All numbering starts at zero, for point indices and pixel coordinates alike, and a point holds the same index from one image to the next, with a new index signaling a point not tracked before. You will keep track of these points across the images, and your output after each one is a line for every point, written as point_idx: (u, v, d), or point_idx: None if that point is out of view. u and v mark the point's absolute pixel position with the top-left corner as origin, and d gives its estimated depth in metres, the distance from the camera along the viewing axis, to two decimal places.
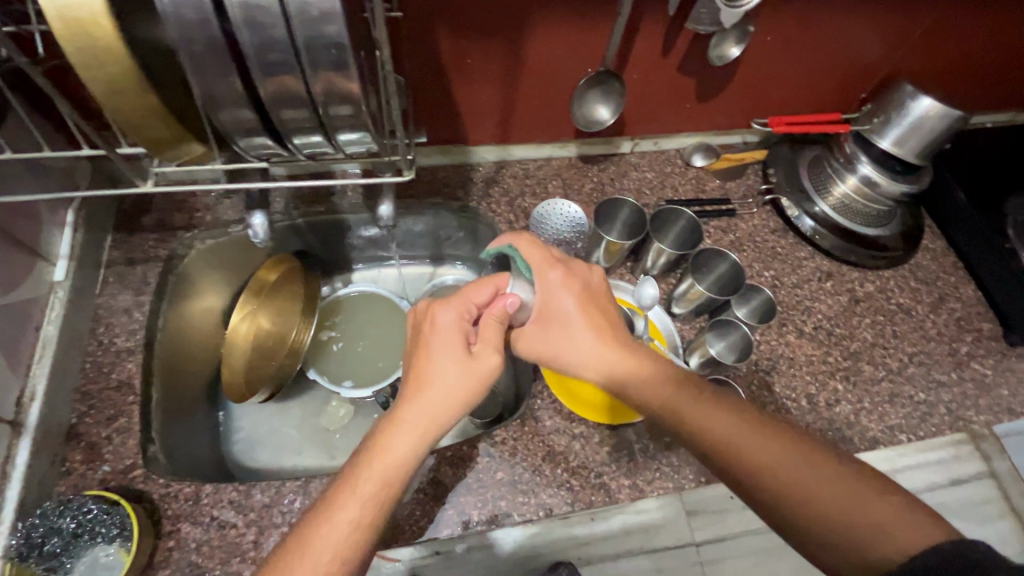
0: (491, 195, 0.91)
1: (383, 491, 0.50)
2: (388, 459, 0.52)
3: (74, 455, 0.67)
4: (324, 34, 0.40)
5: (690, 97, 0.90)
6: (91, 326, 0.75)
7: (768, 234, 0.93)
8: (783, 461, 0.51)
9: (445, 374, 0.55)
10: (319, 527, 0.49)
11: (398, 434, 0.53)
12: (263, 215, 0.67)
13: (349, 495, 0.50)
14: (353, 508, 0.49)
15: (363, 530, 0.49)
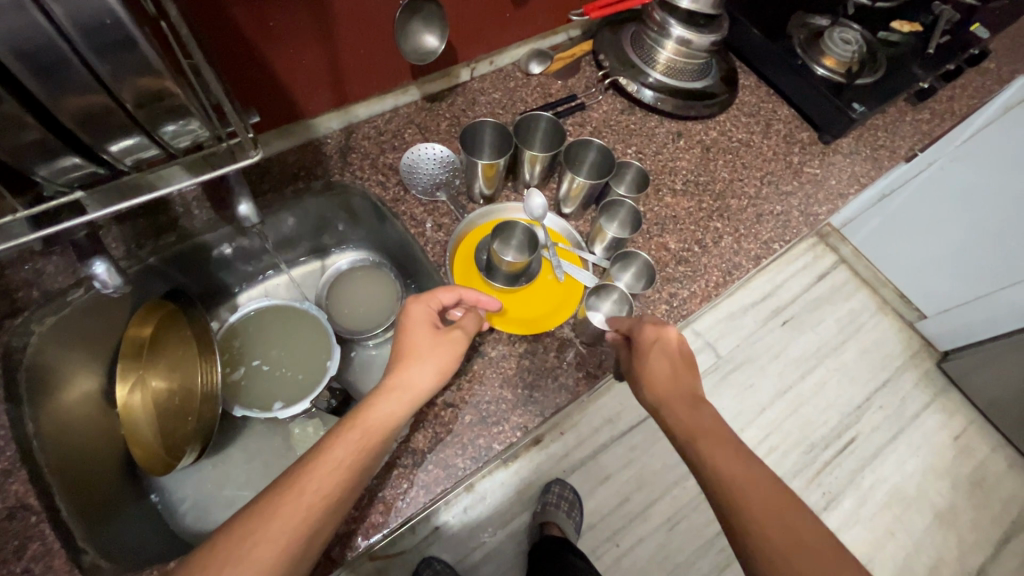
0: (352, 163, 0.87)
1: (367, 446, 0.57)
2: (370, 419, 0.58)
3: None
4: None
5: (506, 6, 0.90)
6: None
7: (619, 115, 0.99)
8: (769, 514, 0.53)
9: (419, 352, 0.64)
10: (309, 471, 0.54)
11: (386, 400, 0.60)
12: (105, 260, 0.60)
13: (338, 443, 0.56)
14: (340, 455, 0.55)
15: (343, 479, 0.54)
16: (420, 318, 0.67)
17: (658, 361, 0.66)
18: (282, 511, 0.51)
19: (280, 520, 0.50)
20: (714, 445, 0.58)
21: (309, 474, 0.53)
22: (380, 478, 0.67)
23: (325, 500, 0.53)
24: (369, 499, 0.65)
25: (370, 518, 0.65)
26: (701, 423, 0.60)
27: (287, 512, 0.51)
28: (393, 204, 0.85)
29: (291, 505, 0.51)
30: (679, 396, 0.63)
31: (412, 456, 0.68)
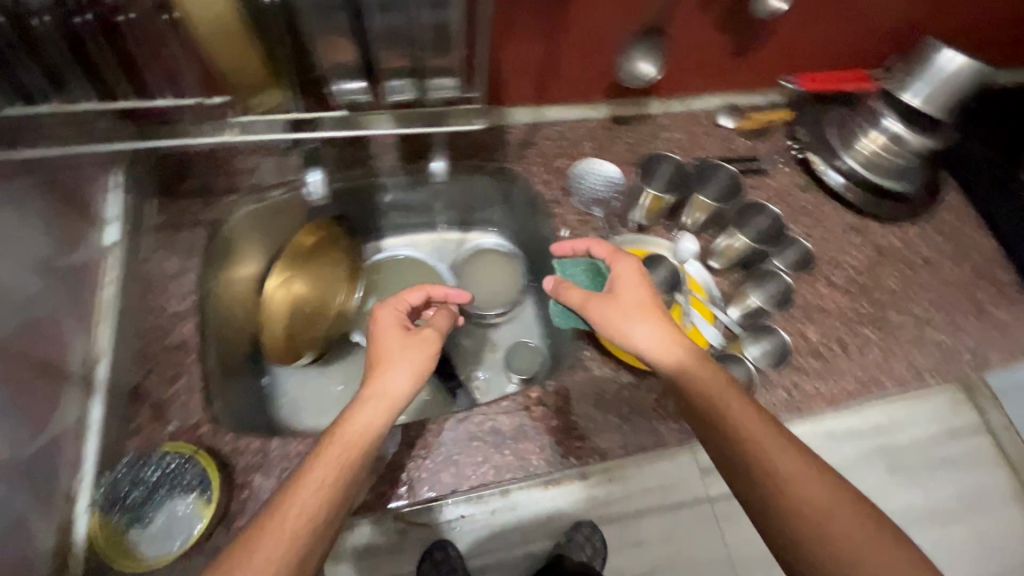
0: (528, 156, 0.92)
1: (350, 459, 0.52)
2: (351, 428, 0.55)
3: (140, 414, 0.66)
4: None
5: (724, 55, 0.90)
6: (143, 291, 0.74)
7: (797, 190, 0.96)
8: (833, 511, 0.49)
9: (395, 355, 0.61)
10: (292, 491, 0.49)
11: (364, 409, 0.56)
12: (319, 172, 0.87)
13: (317, 461, 0.51)
14: (319, 475, 0.50)
15: (329, 490, 0.50)
16: (387, 321, 0.65)
17: (634, 307, 0.65)
18: (270, 531, 0.47)
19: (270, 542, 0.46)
20: (764, 439, 0.53)
21: (289, 498, 0.48)
22: (459, 443, 0.70)
23: (313, 515, 0.48)
24: (444, 457, 0.69)
25: (440, 475, 0.68)
26: (719, 384, 0.58)
27: (276, 534, 0.46)
28: (550, 204, 0.89)
29: (279, 522, 0.47)
30: (665, 346, 0.62)
31: (494, 436, 0.71)
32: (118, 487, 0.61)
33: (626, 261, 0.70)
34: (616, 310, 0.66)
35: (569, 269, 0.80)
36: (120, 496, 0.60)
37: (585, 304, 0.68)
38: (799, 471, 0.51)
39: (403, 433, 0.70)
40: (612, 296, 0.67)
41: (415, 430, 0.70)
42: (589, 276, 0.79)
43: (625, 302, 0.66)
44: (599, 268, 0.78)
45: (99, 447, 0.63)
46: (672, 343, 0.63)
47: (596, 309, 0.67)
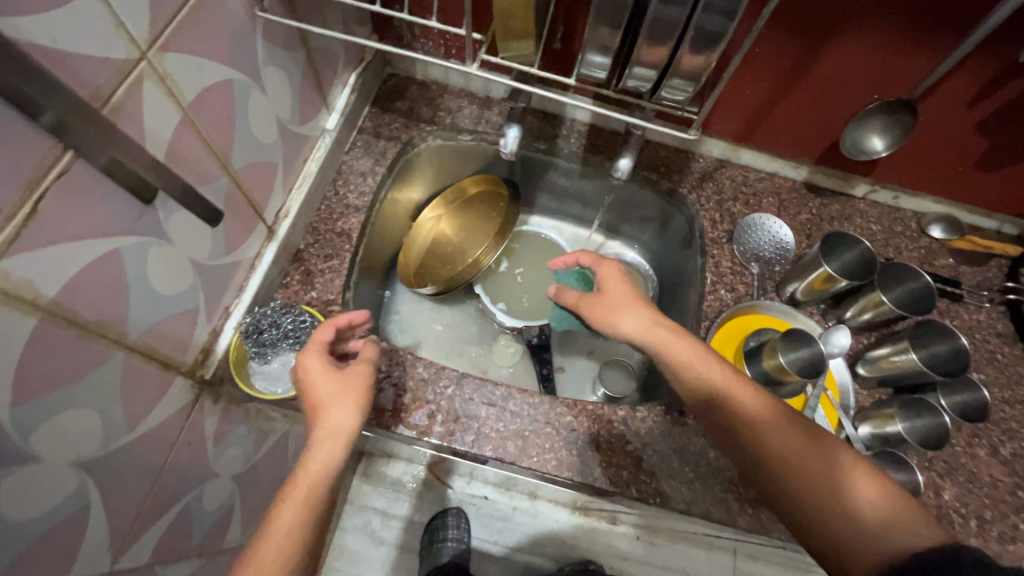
0: (704, 189, 0.90)
1: (320, 487, 0.55)
2: (309, 471, 0.56)
3: (294, 274, 0.77)
4: None
5: (969, 159, 0.80)
6: (334, 177, 0.85)
7: (992, 335, 0.83)
8: (817, 462, 0.56)
9: (329, 393, 0.60)
10: (266, 535, 0.52)
11: (319, 446, 0.57)
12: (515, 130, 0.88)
13: (283, 502, 0.54)
14: (290, 517, 0.53)
15: (292, 545, 0.52)
16: (310, 355, 0.62)
17: (621, 300, 0.67)
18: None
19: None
20: (764, 421, 0.58)
21: (252, 552, 0.51)
22: (534, 421, 0.71)
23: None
24: (516, 428, 0.71)
25: (506, 442, 0.70)
26: (721, 379, 0.61)
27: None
28: (709, 243, 0.86)
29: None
30: (650, 331, 0.64)
31: (568, 431, 0.71)
32: (261, 322, 0.69)
33: (605, 262, 0.71)
34: (612, 312, 0.67)
35: (563, 276, 0.93)
36: (258, 329, 0.69)
37: (578, 306, 0.71)
38: (783, 434, 0.57)
39: (489, 389, 0.73)
40: (600, 294, 0.69)
41: (500, 392, 0.73)
42: (580, 281, 0.91)
43: (612, 297, 0.68)
44: (587, 274, 0.90)
45: (260, 284, 0.72)
46: (665, 342, 0.63)
47: (594, 311, 0.69)
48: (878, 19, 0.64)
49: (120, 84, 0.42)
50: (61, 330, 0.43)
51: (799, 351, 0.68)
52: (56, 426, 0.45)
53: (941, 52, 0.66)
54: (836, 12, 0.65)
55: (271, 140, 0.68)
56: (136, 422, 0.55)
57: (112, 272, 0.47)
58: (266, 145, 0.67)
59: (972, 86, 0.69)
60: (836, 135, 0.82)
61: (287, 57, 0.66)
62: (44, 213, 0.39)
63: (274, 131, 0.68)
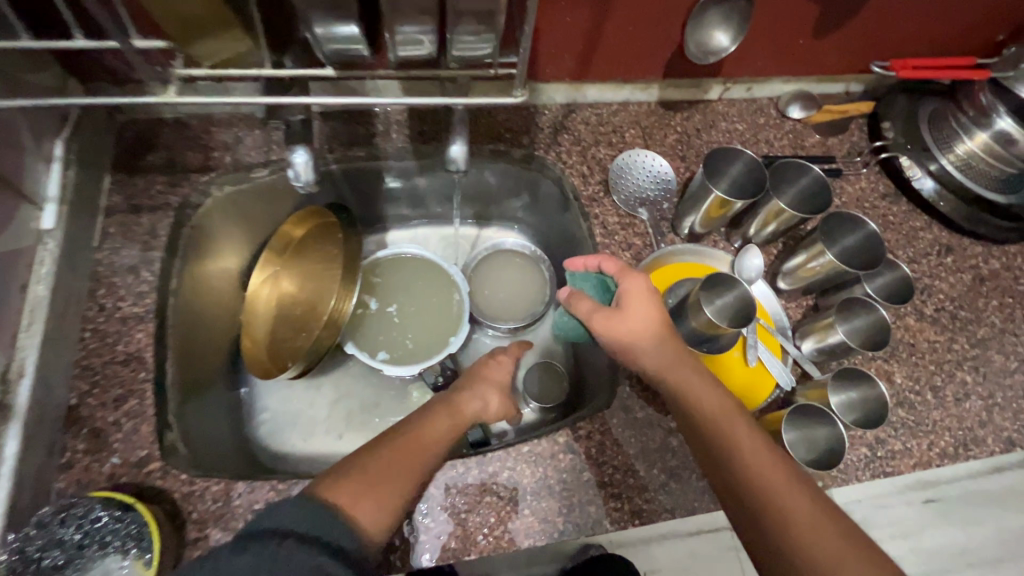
0: (561, 143, 0.77)
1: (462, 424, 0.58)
2: (461, 411, 0.58)
3: (75, 444, 0.54)
4: None
5: (805, 29, 0.74)
6: (91, 288, 0.61)
7: (878, 198, 0.81)
8: (786, 486, 0.46)
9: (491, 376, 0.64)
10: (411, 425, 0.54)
11: (483, 384, 0.63)
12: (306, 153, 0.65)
13: (440, 412, 0.57)
14: (443, 429, 0.55)
15: (441, 445, 0.54)
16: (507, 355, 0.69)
17: (642, 321, 0.55)
18: (378, 465, 0.49)
19: (389, 480, 0.49)
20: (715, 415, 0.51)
21: (403, 436, 0.53)
22: (468, 497, 0.57)
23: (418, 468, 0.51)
24: (451, 515, 0.56)
25: (445, 538, 0.55)
26: (679, 366, 0.53)
27: (394, 474, 0.49)
28: (588, 202, 0.74)
29: (401, 454, 0.51)
30: (673, 364, 0.53)
31: (512, 489, 0.57)
32: (31, 547, 0.47)
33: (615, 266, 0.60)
34: (628, 332, 0.55)
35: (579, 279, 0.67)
36: (33, 558, 0.47)
37: (590, 317, 0.57)
38: (750, 445, 0.48)
39: None
40: (618, 312, 0.56)
41: None
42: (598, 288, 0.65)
43: (634, 317, 0.55)
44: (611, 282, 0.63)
45: None
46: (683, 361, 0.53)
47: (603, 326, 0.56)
48: None
49: None
50: None
51: (725, 296, 0.60)
52: None
53: None
54: None
55: None
56: None
57: None
58: None
59: None
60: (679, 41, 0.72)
61: None
62: None
63: None
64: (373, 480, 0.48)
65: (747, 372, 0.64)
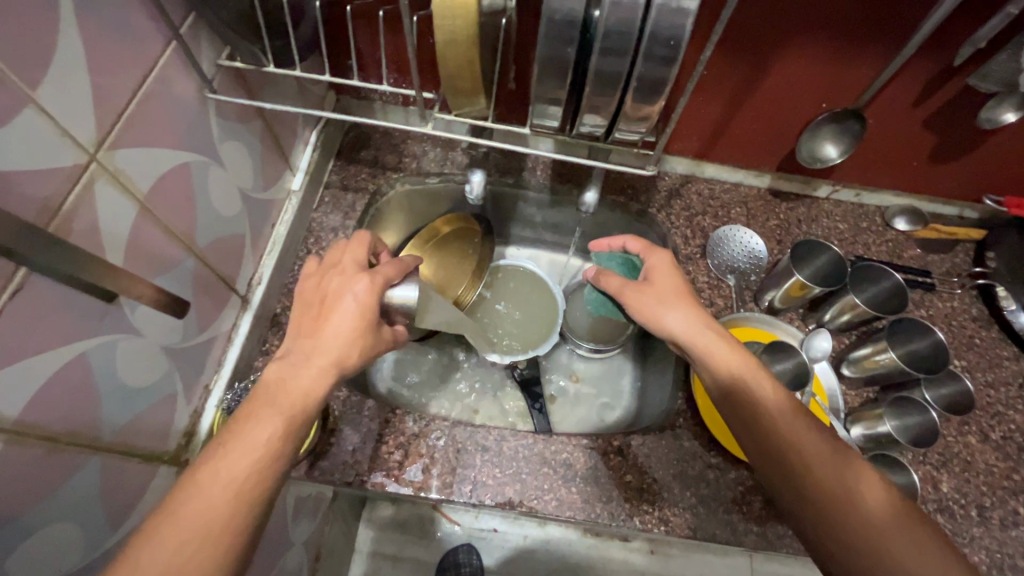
0: (673, 207, 0.91)
1: (292, 421, 0.48)
2: (292, 390, 0.50)
3: (273, 338, 0.76)
4: (669, 25, 0.39)
5: (920, 155, 0.82)
6: (304, 235, 0.85)
7: (968, 320, 0.85)
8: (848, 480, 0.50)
9: (335, 338, 0.52)
10: (224, 450, 0.45)
11: (298, 377, 0.50)
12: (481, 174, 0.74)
13: (260, 415, 0.47)
14: (268, 428, 0.46)
15: (266, 455, 0.45)
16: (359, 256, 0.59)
17: (668, 292, 0.65)
18: (195, 502, 0.42)
19: (204, 514, 0.42)
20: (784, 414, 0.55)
21: (218, 466, 0.43)
22: (529, 463, 0.71)
23: (250, 491, 0.44)
24: (513, 472, 0.70)
25: (504, 487, 0.69)
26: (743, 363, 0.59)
27: (212, 495, 0.42)
28: (683, 259, 0.87)
29: (213, 483, 0.43)
30: (694, 328, 0.62)
31: (565, 469, 0.70)
32: (243, 397, 0.66)
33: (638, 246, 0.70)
34: (655, 301, 0.64)
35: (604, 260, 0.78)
36: (241, 404, 0.65)
37: (621, 290, 0.67)
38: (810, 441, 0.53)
39: (480, 435, 0.72)
40: (647, 283, 0.66)
41: (493, 437, 0.72)
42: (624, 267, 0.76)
43: (660, 288, 0.65)
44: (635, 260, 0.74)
45: (238, 357, 0.70)
46: (709, 331, 0.62)
47: (633, 296, 0.66)
48: (815, 34, 0.66)
49: (69, 191, 0.42)
50: (31, 448, 0.42)
51: (782, 363, 0.70)
52: (34, 545, 0.43)
53: (878, 59, 0.68)
54: (774, 31, 0.67)
55: (236, 211, 0.67)
56: (121, 520, 0.53)
57: (79, 374, 0.46)
58: (230, 217, 0.66)
59: (914, 87, 0.71)
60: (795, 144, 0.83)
61: (242, 129, 0.66)
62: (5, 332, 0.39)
63: (237, 200, 0.67)
64: (168, 533, 0.40)
65: None
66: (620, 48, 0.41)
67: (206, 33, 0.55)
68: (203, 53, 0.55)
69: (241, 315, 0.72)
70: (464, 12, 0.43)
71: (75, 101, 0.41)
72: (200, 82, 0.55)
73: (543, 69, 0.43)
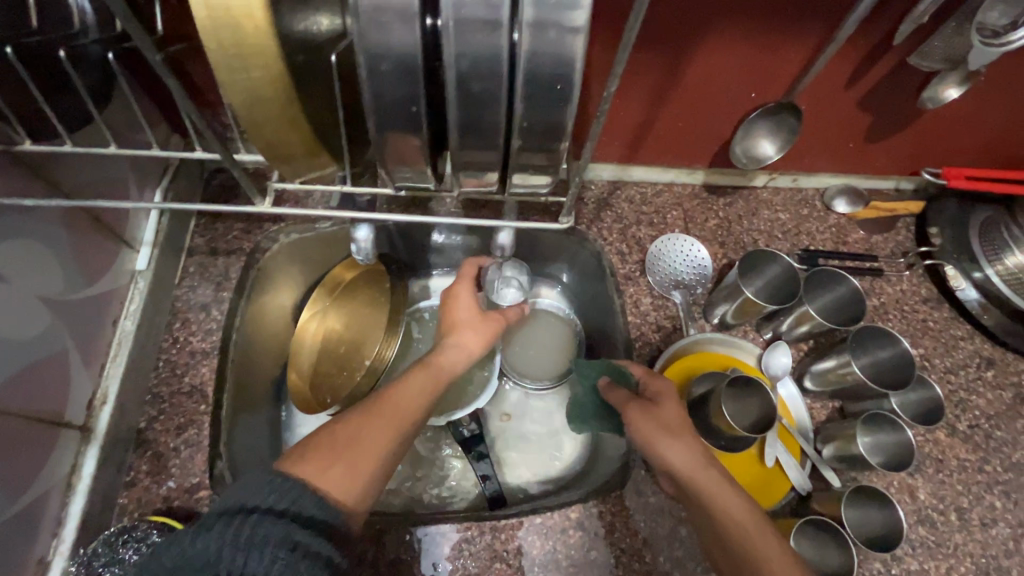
0: (603, 220, 0.81)
1: (438, 382, 0.55)
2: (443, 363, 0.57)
3: (139, 464, 0.61)
4: (552, 58, 0.29)
5: (857, 136, 0.75)
6: (168, 320, 0.68)
7: (920, 302, 0.80)
8: None
9: (468, 320, 0.62)
10: (387, 392, 0.52)
11: (452, 347, 0.59)
12: (368, 228, 0.60)
13: (420, 369, 0.55)
14: (422, 379, 0.54)
15: (420, 401, 0.52)
16: (467, 286, 0.64)
17: (676, 423, 0.54)
18: (358, 432, 0.48)
19: (385, 427, 0.49)
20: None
21: (387, 398, 0.51)
22: (479, 560, 0.60)
23: (397, 437, 0.49)
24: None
25: None
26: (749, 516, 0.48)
27: (383, 425, 0.49)
28: (623, 280, 0.77)
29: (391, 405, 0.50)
30: (700, 467, 0.51)
31: (521, 560, 0.60)
32: (93, 563, 0.51)
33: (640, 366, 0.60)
34: (660, 433, 0.53)
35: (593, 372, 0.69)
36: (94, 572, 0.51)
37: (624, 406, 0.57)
38: None
39: (417, 538, 0.60)
40: (654, 408, 0.55)
41: (431, 536, 0.61)
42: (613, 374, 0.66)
43: (666, 417, 0.54)
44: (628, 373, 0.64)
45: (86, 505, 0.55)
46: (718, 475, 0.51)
47: (637, 422, 0.54)
48: (740, 17, 0.57)
49: None
50: None
51: (751, 399, 0.62)
52: None
53: (808, 40, 0.59)
54: (691, 16, 0.57)
55: (42, 326, 0.51)
56: None
57: None
58: (33, 336, 0.50)
59: (847, 66, 0.63)
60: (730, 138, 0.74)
61: (32, 218, 0.50)
62: None
63: (42, 312, 0.51)
64: (361, 431, 0.48)
65: (763, 472, 0.65)
66: (488, 89, 0.31)
67: None
68: None
69: (84, 449, 0.57)
70: (263, 61, 0.30)
71: None
72: None
73: None
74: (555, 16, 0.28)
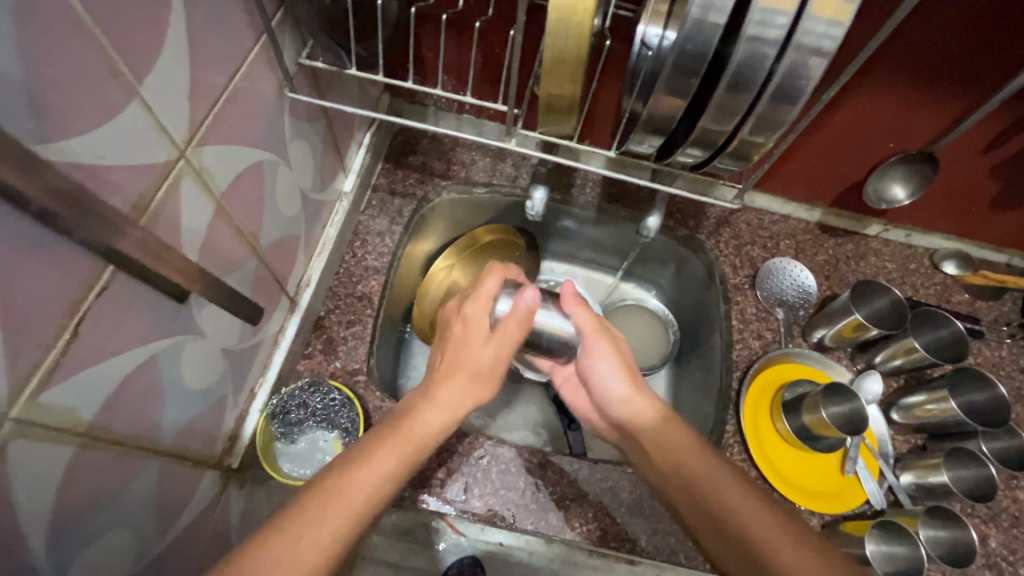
0: (721, 236, 0.89)
1: (412, 454, 0.53)
2: (423, 424, 0.55)
3: (316, 343, 0.74)
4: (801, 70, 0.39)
5: (982, 201, 0.81)
6: (350, 239, 0.82)
7: (1015, 371, 0.84)
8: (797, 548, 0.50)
9: (467, 367, 0.59)
10: (344, 481, 0.48)
11: (434, 407, 0.57)
12: (542, 191, 0.77)
13: (385, 444, 0.52)
14: (389, 464, 0.51)
15: (376, 493, 0.49)
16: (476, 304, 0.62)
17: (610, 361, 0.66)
18: (321, 520, 0.45)
19: (335, 508, 0.46)
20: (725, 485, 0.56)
21: (339, 484, 0.48)
22: (572, 489, 0.69)
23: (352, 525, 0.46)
24: (557, 498, 0.69)
25: (548, 512, 0.68)
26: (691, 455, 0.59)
27: (361, 486, 0.48)
28: (732, 289, 0.85)
29: (319, 520, 0.45)
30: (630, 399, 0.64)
31: (609, 498, 0.69)
32: (289, 402, 0.67)
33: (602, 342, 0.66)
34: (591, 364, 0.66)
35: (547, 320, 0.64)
36: (286, 410, 0.66)
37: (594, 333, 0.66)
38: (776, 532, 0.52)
39: (525, 457, 0.71)
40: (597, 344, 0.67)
41: (536, 459, 0.71)
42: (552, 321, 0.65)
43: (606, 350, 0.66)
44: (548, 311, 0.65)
45: (283, 360, 0.69)
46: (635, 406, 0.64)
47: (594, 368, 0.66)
48: (902, 76, 0.65)
49: (158, 188, 0.40)
50: (98, 455, 0.40)
51: (840, 406, 0.69)
52: (92, 553, 0.41)
53: (960, 104, 0.67)
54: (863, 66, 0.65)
55: (294, 212, 0.65)
56: (170, 526, 0.50)
57: (145, 379, 0.44)
58: (289, 218, 0.64)
59: (990, 132, 0.70)
60: (859, 182, 0.82)
61: (309, 127, 0.64)
62: (85, 336, 0.36)
63: (297, 200, 0.65)
64: (319, 512, 0.45)
65: (840, 480, 0.73)
66: None
67: (291, 30, 0.54)
68: (286, 49, 0.53)
69: (287, 317, 0.71)
70: (579, 34, 0.42)
71: (174, 98, 0.40)
72: (282, 80, 0.54)
73: (659, 100, 0.41)
74: (816, 39, 0.37)
